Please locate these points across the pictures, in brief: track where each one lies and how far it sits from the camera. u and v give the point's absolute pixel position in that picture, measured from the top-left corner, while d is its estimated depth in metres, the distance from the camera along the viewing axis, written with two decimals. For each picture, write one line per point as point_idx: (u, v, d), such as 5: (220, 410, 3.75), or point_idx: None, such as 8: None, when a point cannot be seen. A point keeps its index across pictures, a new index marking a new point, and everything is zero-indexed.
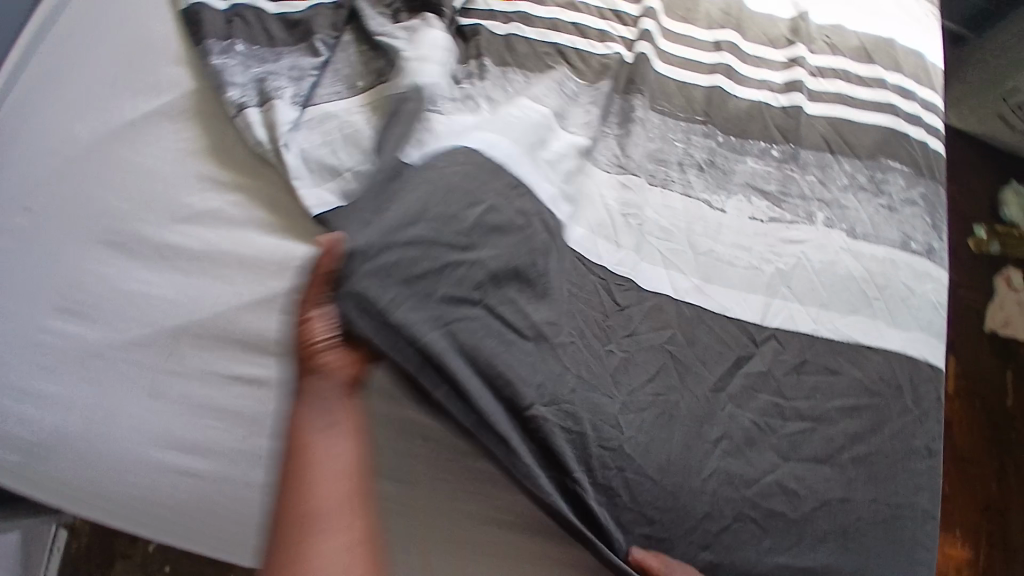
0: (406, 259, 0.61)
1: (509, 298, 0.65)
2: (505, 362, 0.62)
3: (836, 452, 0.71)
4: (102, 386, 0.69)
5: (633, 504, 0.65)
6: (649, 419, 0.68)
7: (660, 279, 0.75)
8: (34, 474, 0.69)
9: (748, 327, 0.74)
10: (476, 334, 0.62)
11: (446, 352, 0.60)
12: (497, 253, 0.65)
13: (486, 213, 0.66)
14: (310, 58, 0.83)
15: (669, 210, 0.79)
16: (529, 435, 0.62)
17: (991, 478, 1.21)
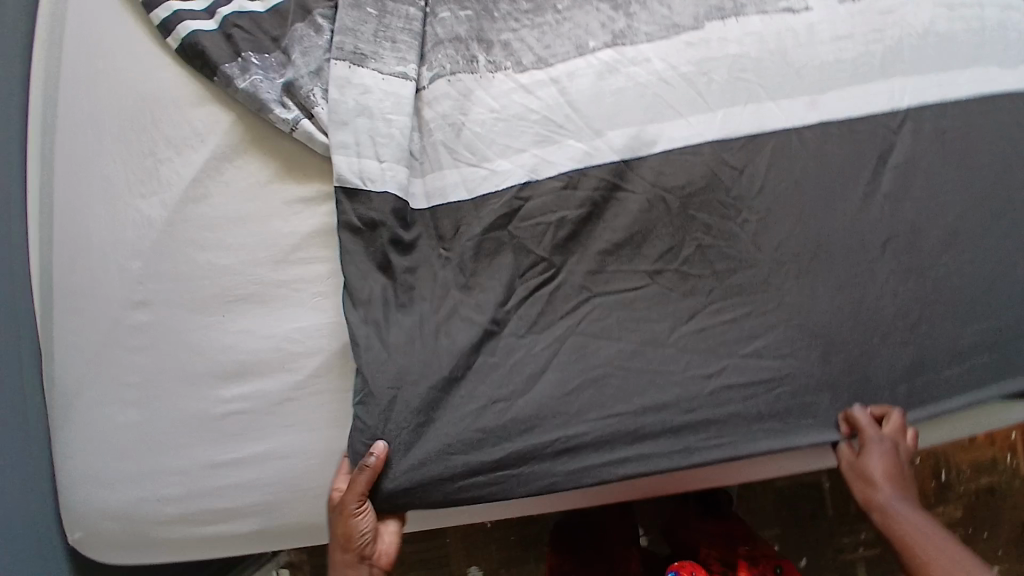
0: (518, 318, 0.69)
1: (614, 273, 0.71)
2: (635, 325, 0.70)
3: (1002, 207, 0.73)
4: (309, 426, 0.70)
5: (834, 362, 0.70)
6: (806, 259, 0.71)
7: (768, 124, 0.74)
8: (284, 529, 0.72)
9: (883, 118, 0.73)
10: (607, 321, 0.70)
11: (593, 348, 0.69)
12: (580, 253, 0.72)
13: (554, 232, 0.71)
14: (318, 41, 0.77)
15: (753, 35, 0.76)
16: (690, 355, 0.69)
17: None
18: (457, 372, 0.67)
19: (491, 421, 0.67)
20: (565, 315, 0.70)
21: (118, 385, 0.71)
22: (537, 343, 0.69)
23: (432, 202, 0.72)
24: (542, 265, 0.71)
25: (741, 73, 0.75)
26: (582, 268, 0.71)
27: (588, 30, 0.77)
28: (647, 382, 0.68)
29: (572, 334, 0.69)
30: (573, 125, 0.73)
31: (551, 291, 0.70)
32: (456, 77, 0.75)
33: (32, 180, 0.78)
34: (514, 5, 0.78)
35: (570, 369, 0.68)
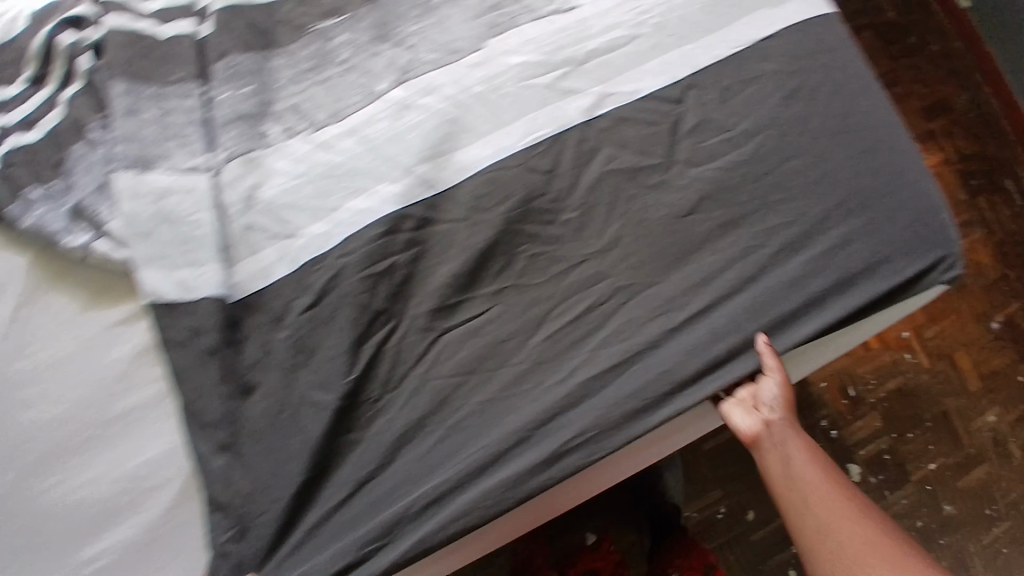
0: (371, 380, 0.69)
1: (458, 306, 0.70)
2: (487, 352, 0.70)
3: (789, 144, 0.76)
4: (186, 556, 0.67)
5: (680, 330, 0.72)
6: (628, 240, 0.73)
7: (564, 123, 0.73)
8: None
9: (669, 91, 0.75)
10: (459, 356, 0.70)
11: (448, 392, 0.69)
12: (422, 296, 0.70)
13: (387, 282, 0.69)
14: (95, 157, 0.74)
15: (533, 42, 0.75)
16: (537, 367, 0.70)
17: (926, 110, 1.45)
18: (321, 462, 0.67)
19: (371, 501, 0.67)
20: (414, 364, 0.70)
21: None
22: (394, 403, 0.69)
23: (253, 289, 0.69)
24: (382, 317, 0.69)
25: (530, 79, 0.74)
26: (427, 314, 0.69)
27: (375, 75, 0.74)
28: (506, 411, 0.69)
29: (424, 383, 0.69)
30: (380, 171, 0.71)
31: (397, 341, 0.69)
32: (251, 155, 0.72)
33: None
34: (292, 66, 0.76)
35: (432, 418, 0.69)
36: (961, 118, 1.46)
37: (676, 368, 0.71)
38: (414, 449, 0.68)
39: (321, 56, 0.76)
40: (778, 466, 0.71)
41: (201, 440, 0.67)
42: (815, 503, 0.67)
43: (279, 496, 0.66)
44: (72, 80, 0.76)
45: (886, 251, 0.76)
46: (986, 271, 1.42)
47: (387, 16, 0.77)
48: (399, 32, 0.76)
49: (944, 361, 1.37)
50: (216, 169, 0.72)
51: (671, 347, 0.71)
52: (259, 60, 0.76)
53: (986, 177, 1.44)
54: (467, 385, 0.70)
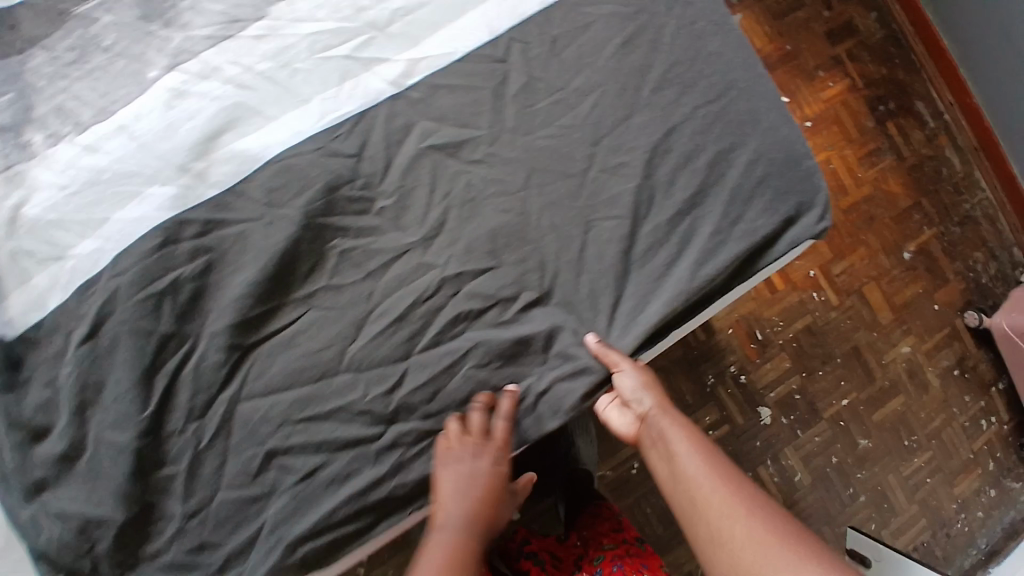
0: (180, 409, 0.63)
1: (260, 315, 0.63)
2: (301, 366, 0.63)
3: (633, 102, 0.67)
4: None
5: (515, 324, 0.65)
6: (453, 226, 0.65)
7: (370, 96, 0.64)
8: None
9: (487, 50, 0.66)
10: (272, 372, 0.63)
11: (262, 414, 0.63)
12: (217, 310, 0.63)
13: (172, 299, 0.62)
14: None
15: (328, 5, 0.65)
16: (367, 375, 0.63)
17: (831, 40, 1.38)
18: (137, 507, 0.62)
19: (188, 540, 0.62)
20: (219, 388, 0.63)
21: None
22: (206, 429, 0.63)
23: (27, 320, 0.62)
24: (174, 342, 0.63)
25: (326, 49, 0.64)
26: (221, 328, 0.62)
27: (147, 60, 0.65)
28: (331, 425, 0.63)
29: (238, 404, 0.63)
30: (158, 173, 0.63)
31: (196, 362, 0.63)
32: (9, 169, 0.63)
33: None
34: (53, 60, 0.66)
35: (249, 442, 0.63)
36: (866, 40, 1.41)
37: (517, 366, 0.65)
38: (229, 476, 0.63)
39: (85, 45, 0.66)
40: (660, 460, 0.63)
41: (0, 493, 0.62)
42: (711, 508, 0.57)
43: (90, 544, 0.61)
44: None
45: (749, 215, 0.68)
46: (897, 198, 1.38)
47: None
48: (174, 10, 0.66)
49: (853, 297, 1.34)
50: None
51: (505, 342, 0.64)
52: (15, 58, 0.66)
53: (894, 101, 1.40)
54: (284, 406, 0.63)
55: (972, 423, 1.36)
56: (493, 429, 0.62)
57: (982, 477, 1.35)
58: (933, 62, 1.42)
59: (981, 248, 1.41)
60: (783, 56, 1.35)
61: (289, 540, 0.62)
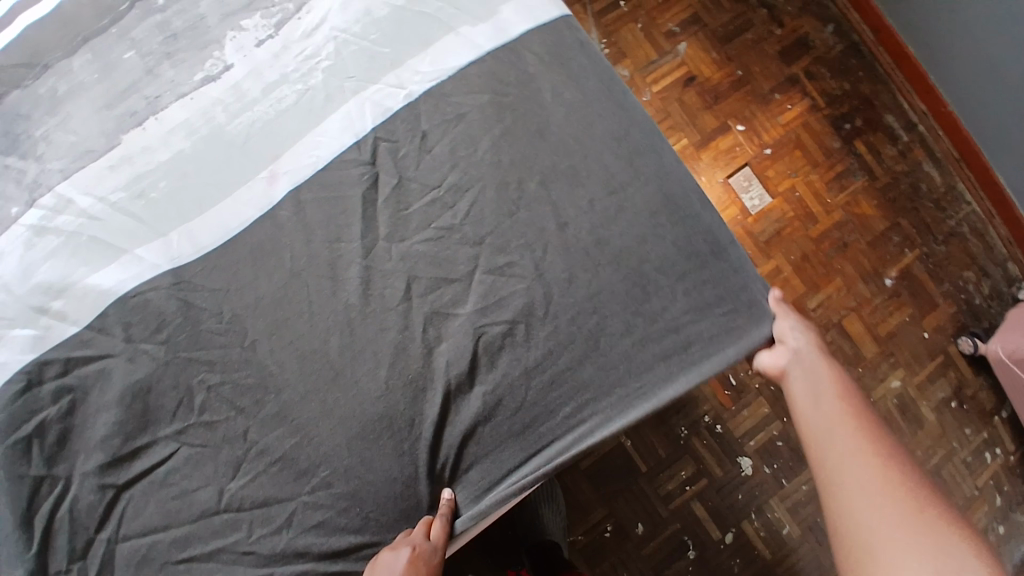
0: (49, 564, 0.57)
1: (135, 457, 0.59)
2: (178, 506, 0.58)
3: (518, 198, 0.61)
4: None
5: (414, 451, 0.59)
6: (334, 344, 0.60)
7: (231, 225, 0.61)
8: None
9: (350, 153, 0.62)
10: (149, 513, 0.58)
11: (145, 554, 0.58)
12: (88, 446, 0.59)
13: (38, 443, 0.58)
14: None
15: (181, 127, 0.63)
16: (250, 515, 0.58)
17: (783, 61, 1.26)
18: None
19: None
20: (100, 527, 0.58)
21: None
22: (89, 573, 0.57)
23: None
24: (47, 484, 0.58)
25: (183, 178, 0.62)
26: (93, 470, 0.58)
27: (4, 196, 0.62)
28: (213, 568, 0.57)
29: (118, 545, 0.58)
30: (19, 312, 0.60)
31: (68, 511, 0.58)
32: None
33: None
34: None
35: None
36: (825, 56, 1.27)
37: (415, 496, 0.59)
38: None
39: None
40: (806, 392, 0.59)
41: None
42: (854, 456, 0.53)
43: None
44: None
45: (669, 302, 0.61)
46: (870, 222, 1.23)
47: (7, 119, 0.63)
48: (28, 139, 0.63)
49: (833, 331, 1.20)
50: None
51: (400, 461, 0.59)
52: None
53: (861, 116, 1.26)
54: (164, 550, 0.58)
55: (975, 457, 1.17)
56: (434, 532, 0.57)
57: (990, 514, 1.16)
58: (901, 71, 1.26)
59: (971, 266, 1.23)
60: (729, 82, 1.24)
61: None
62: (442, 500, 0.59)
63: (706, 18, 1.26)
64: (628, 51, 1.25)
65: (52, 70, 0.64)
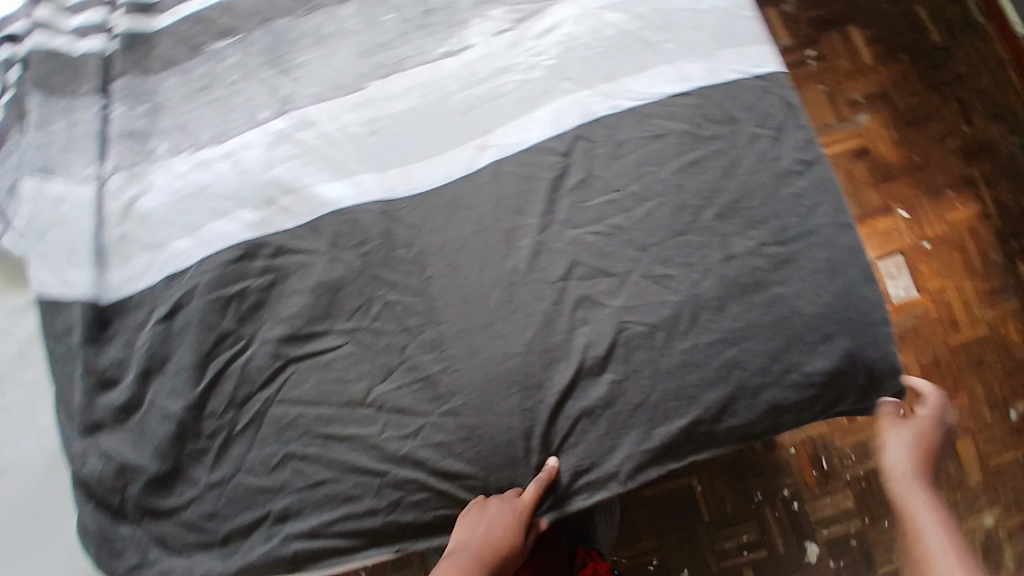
0: (216, 400, 0.68)
1: (308, 339, 0.69)
2: (329, 389, 0.68)
3: (691, 222, 0.66)
4: (52, 532, 0.72)
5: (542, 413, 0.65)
6: (491, 298, 0.67)
7: (439, 176, 0.70)
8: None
9: (549, 145, 0.69)
10: (307, 386, 0.68)
11: (293, 419, 0.68)
12: (272, 319, 0.69)
13: (236, 304, 0.69)
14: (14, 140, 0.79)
15: (418, 88, 0.72)
16: (387, 416, 0.67)
17: (964, 160, 1.23)
18: (170, 465, 0.68)
19: (205, 506, 0.67)
20: (262, 387, 0.68)
21: None
22: (241, 420, 0.68)
23: (122, 292, 0.72)
24: (232, 336, 0.69)
25: (411, 129, 0.71)
26: (271, 340, 0.69)
27: (259, 101, 0.74)
28: (343, 448, 0.67)
29: (271, 407, 0.68)
30: (247, 195, 0.71)
31: (245, 364, 0.69)
32: (133, 168, 0.74)
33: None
34: (186, 84, 0.76)
35: (269, 446, 0.67)
36: (1011, 166, 1.22)
37: (523, 451, 0.65)
38: (247, 469, 0.67)
39: (214, 76, 0.76)
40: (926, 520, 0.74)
41: (68, 426, 0.70)
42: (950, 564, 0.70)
43: (128, 491, 0.68)
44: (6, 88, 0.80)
45: (805, 354, 0.64)
46: (1015, 349, 1.17)
47: (278, 38, 0.75)
48: (289, 60, 0.75)
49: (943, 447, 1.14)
50: (103, 179, 0.74)
51: (523, 416, 0.65)
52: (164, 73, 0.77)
53: None
54: (309, 421, 0.68)
55: None
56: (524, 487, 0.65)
57: None
58: None
59: None
60: (902, 167, 1.22)
61: (288, 541, 0.66)
62: (546, 465, 0.65)
63: (895, 98, 1.24)
64: (808, 109, 1.25)
65: (320, 9, 0.75)
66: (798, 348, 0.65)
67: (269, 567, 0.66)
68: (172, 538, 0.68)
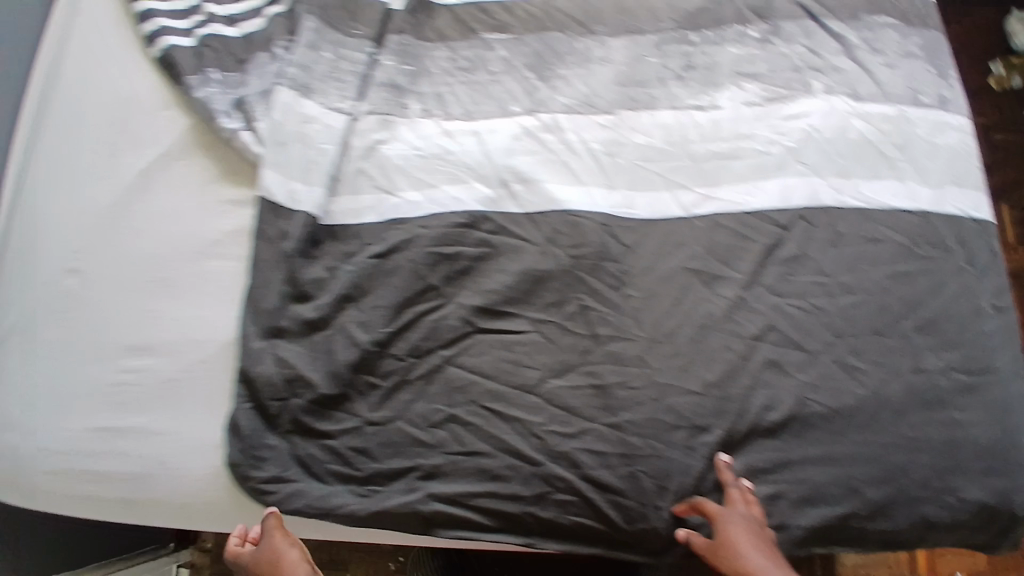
0: (401, 343, 0.72)
1: (498, 314, 0.72)
2: (507, 368, 0.70)
3: (890, 325, 0.70)
4: (200, 416, 0.74)
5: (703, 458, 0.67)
6: (683, 334, 0.70)
7: (663, 210, 0.74)
8: (148, 502, 0.74)
9: (773, 215, 0.74)
10: (485, 358, 0.71)
11: (464, 384, 0.70)
12: (471, 288, 0.73)
13: (450, 265, 0.74)
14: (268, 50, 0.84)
15: (662, 127, 0.77)
16: (555, 411, 0.69)
17: None
18: (340, 390, 0.71)
19: (359, 441, 0.70)
20: (443, 346, 0.72)
21: (52, 340, 0.80)
22: (415, 370, 0.71)
23: (342, 220, 0.78)
24: (431, 293, 0.73)
25: (646, 161, 0.76)
26: (467, 308, 0.72)
27: (512, 95, 0.81)
28: (505, 426, 0.69)
29: (445, 367, 0.71)
30: (486, 169, 0.77)
31: (437, 320, 0.72)
32: (387, 116, 0.81)
33: (13, 151, 0.90)
34: (452, 61, 0.83)
35: (437, 402, 0.71)
36: None
37: (674, 487, 0.67)
38: (408, 419, 0.70)
39: (478, 60, 0.83)
40: None
41: (252, 323, 0.74)
42: None
43: (291, 401, 0.71)
44: (280, 1, 0.87)
45: (959, 481, 0.68)
46: None
47: (547, 47, 0.82)
48: (551, 69, 0.81)
49: None
50: (355, 116, 0.81)
51: (686, 453, 0.67)
52: (433, 44, 0.84)
53: None
54: (480, 391, 0.70)
55: None
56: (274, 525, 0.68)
57: None
58: None
59: None
60: None
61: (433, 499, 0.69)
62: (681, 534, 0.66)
63: None
64: None
65: (593, 36, 0.82)
66: (956, 475, 0.68)
67: (405, 518, 0.69)
68: (315, 463, 0.70)
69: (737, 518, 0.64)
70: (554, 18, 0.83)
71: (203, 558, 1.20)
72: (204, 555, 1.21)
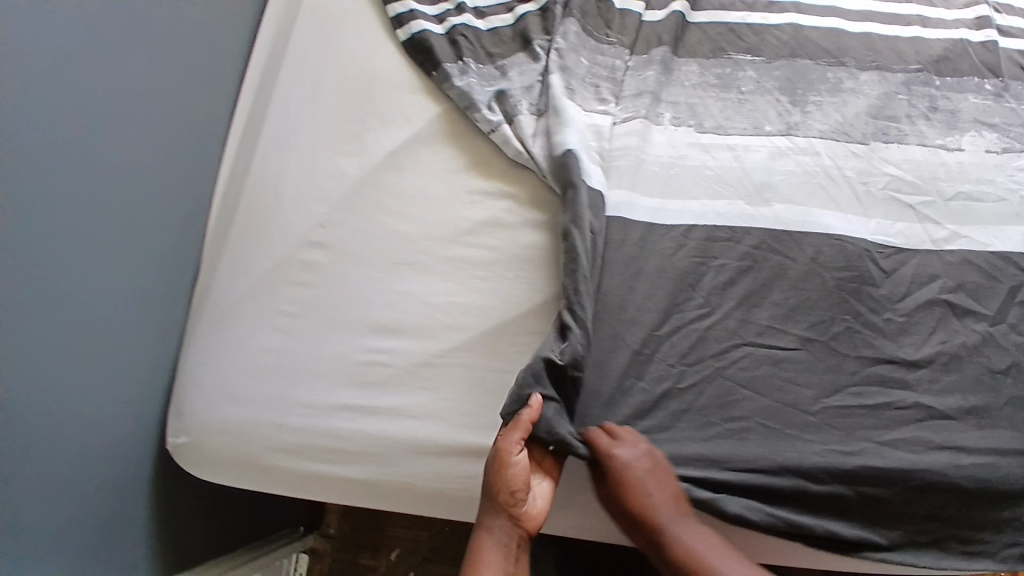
0: (670, 347, 0.70)
1: (765, 328, 0.72)
2: (778, 385, 0.69)
3: None
4: (455, 405, 0.74)
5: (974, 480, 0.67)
6: (943, 361, 0.72)
7: (916, 239, 0.77)
8: (391, 485, 0.74)
9: (1014, 257, 0.77)
10: (756, 373, 0.70)
11: (736, 399, 0.69)
12: (735, 300, 0.73)
13: (715, 275, 0.74)
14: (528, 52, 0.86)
15: (911, 161, 0.81)
16: (829, 431, 0.68)
17: None
18: (607, 390, 0.68)
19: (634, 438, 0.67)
20: (713, 356, 0.70)
21: (281, 313, 0.77)
22: (686, 379, 0.69)
23: (605, 211, 0.76)
24: (698, 302, 0.72)
25: (898, 191, 0.79)
26: (736, 316, 0.72)
27: (766, 115, 0.83)
28: (783, 444, 0.67)
29: (714, 377, 0.69)
30: (746, 184, 0.78)
31: (708, 330, 0.71)
32: (646, 123, 0.82)
33: (238, 122, 0.91)
34: (704, 76, 0.85)
35: (712, 409, 0.68)
36: None
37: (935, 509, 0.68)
38: (679, 433, 0.67)
39: (729, 78, 0.85)
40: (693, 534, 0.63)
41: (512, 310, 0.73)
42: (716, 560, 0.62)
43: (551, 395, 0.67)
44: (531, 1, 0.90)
45: None
46: None
47: (798, 74, 0.85)
48: (803, 95, 0.84)
49: None
50: (610, 119, 0.82)
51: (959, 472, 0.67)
52: (682, 60, 0.86)
53: None
54: (755, 408, 0.68)
55: None
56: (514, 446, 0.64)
57: None
58: None
59: None
60: None
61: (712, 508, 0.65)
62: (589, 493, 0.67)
63: None
64: None
65: (843, 69, 0.86)
66: None
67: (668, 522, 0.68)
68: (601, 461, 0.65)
69: (626, 452, 0.65)
70: (804, 48, 0.87)
71: (326, 544, 1.20)
72: (326, 541, 1.21)
